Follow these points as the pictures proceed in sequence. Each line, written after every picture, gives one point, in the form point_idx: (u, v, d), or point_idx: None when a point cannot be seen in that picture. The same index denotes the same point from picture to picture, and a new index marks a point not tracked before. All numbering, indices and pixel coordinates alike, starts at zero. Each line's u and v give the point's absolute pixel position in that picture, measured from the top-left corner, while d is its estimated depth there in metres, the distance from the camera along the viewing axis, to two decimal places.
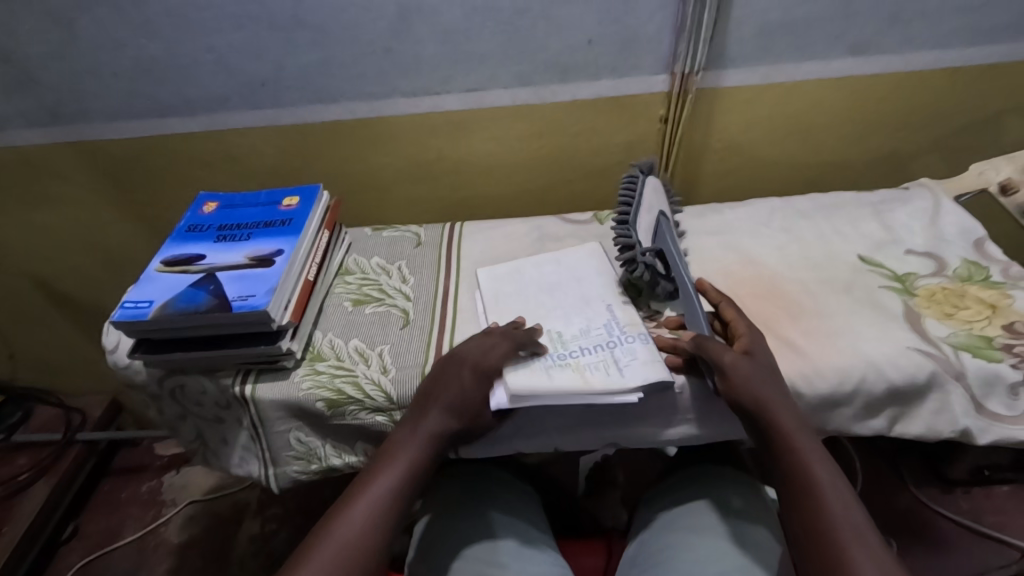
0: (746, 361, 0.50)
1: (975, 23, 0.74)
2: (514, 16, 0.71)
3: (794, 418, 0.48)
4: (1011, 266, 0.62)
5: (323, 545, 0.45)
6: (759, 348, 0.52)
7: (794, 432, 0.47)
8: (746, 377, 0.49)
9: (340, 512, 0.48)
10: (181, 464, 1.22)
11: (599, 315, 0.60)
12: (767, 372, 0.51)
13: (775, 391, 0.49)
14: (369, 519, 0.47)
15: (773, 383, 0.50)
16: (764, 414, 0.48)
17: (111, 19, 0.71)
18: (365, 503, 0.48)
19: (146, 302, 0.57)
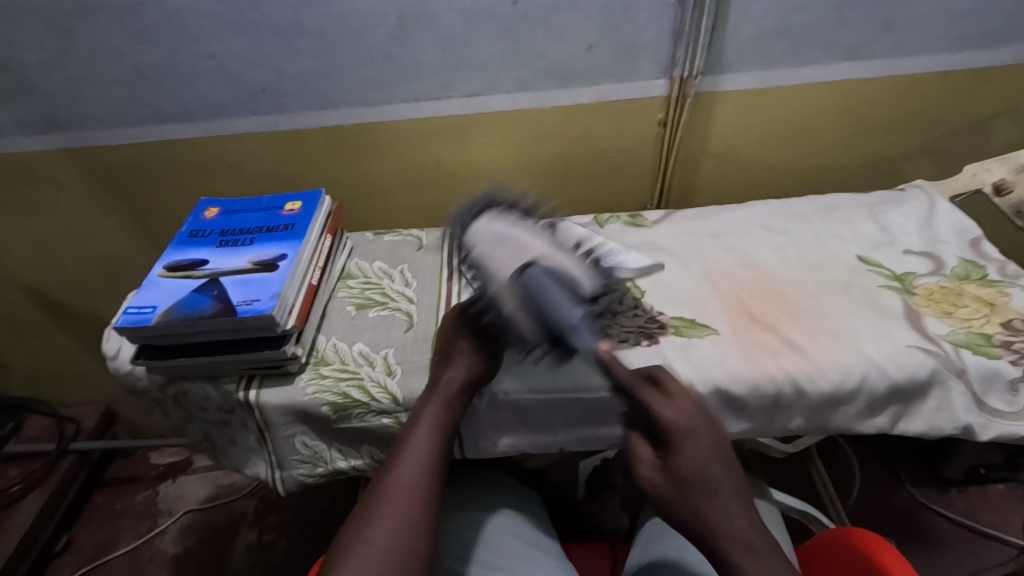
0: (659, 474, 0.45)
1: (966, 29, 0.75)
2: (514, 22, 0.72)
3: (738, 539, 0.41)
4: (1007, 264, 0.63)
5: (383, 511, 0.46)
6: (680, 455, 0.44)
7: (738, 554, 0.41)
8: (664, 494, 0.44)
9: (390, 475, 0.48)
10: (176, 474, 1.20)
11: None
12: (693, 487, 0.43)
13: (690, 503, 0.43)
14: (419, 475, 0.48)
15: (692, 496, 0.43)
16: (699, 537, 0.42)
17: (111, 25, 0.71)
18: (411, 461, 0.49)
19: (149, 308, 0.56)
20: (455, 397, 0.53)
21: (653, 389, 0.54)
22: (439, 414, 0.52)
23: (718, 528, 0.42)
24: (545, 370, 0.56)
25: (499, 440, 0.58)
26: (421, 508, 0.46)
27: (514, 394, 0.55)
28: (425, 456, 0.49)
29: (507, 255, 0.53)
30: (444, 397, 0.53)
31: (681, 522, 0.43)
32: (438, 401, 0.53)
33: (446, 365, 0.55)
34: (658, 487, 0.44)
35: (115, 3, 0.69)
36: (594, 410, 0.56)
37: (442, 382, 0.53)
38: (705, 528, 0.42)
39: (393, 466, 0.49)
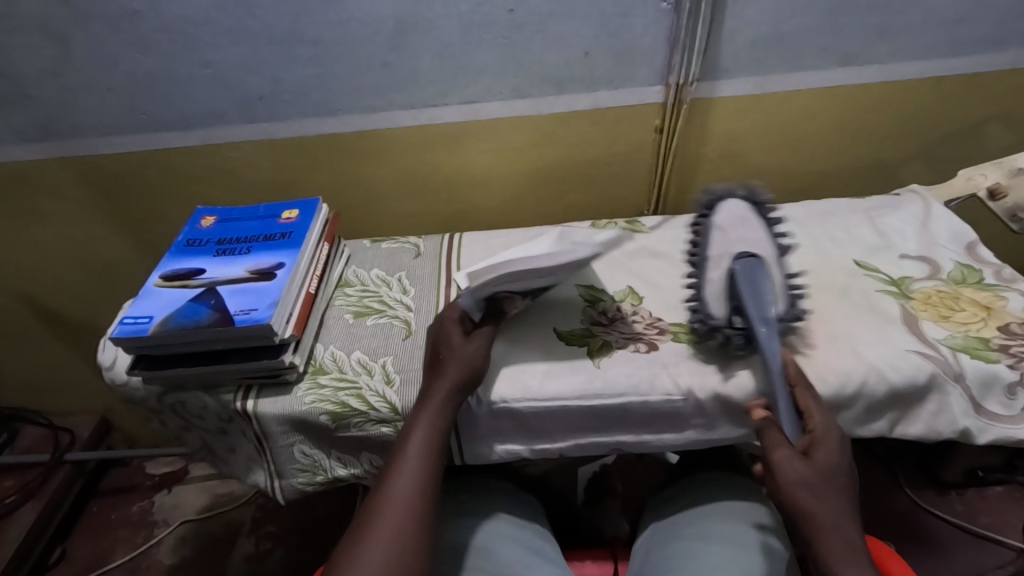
0: (799, 467, 0.46)
1: (959, 34, 0.76)
2: (511, 30, 0.72)
3: (846, 545, 0.44)
4: (1003, 268, 0.63)
5: (377, 533, 0.46)
6: (822, 451, 0.47)
7: (845, 556, 0.44)
8: (797, 484, 0.45)
9: (385, 493, 0.48)
10: (172, 483, 1.19)
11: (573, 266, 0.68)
12: (828, 487, 0.45)
13: (827, 498, 0.45)
14: (412, 493, 0.48)
15: (836, 497, 0.45)
16: (814, 529, 0.44)
17: (107, 34, 0.71)
18: (404, 478, 0.49)
19: (146, 318, 0.56)
20: (446, 411, 0.52)
21: (653, 395, 0.54)
22: (432, 430, 0.51)
23: (835, 526, 0.44)
24: (543, 377, 0.56)
25: (498, 446, 0.58)
26: (415, 528, 0.46)
27: (512, 401, 0.55)
28: (417, 474, 0.49)
29: (738, 237, 0.58)
30: (437, 411, 0.51)
31: (801, 512, 0.45)
32: (431, 416, 0.51)
33: (435, 378, 0.53)
34: (805, 485, 0.45)
35: (113, 11, 0.69)
36: (594, 416, 0.56)
37: (433, 397, 0.52)
38: (819, 518, 0.44)
39: (387, 484, 0.48)
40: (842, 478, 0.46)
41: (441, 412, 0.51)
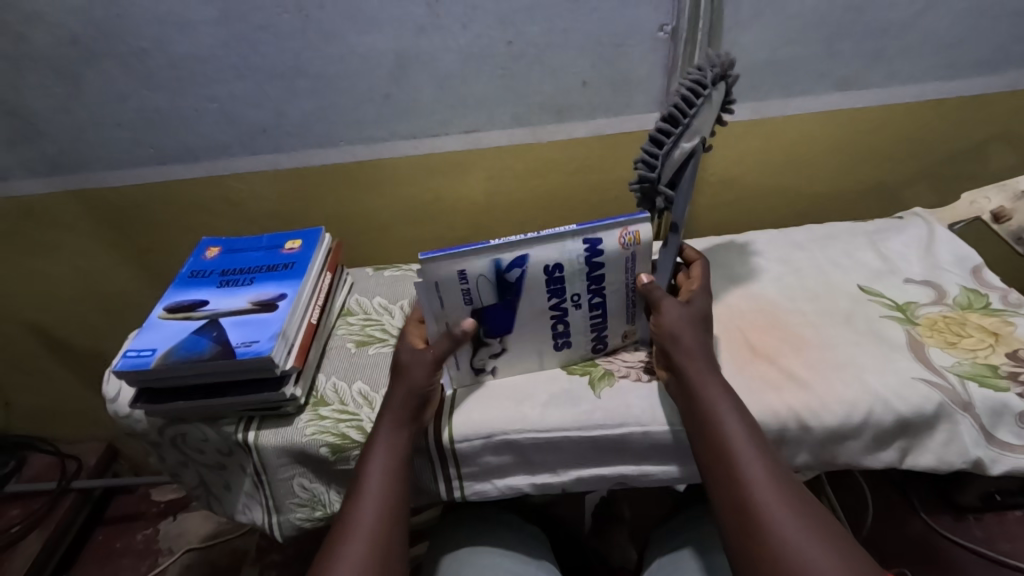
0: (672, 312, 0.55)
1: (956, 58, 0.76)
2: (510, 61, 0.73)
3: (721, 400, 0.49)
4: (1010, 293, 0.62)
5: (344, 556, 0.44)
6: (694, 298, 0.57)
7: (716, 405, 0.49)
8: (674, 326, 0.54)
9: (350, 520, 0.47)
10: (177, 511, 1.19)
11: None
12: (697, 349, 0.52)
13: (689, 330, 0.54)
14: (377, 518, 0.47)
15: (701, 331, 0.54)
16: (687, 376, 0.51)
17: (115, 71, 0.73)
18: (368, 505, 0.47)
19: (149, 351, 0.56)
20: (404, 430, 0.52)
21: (653, 426, 0.54)
22: (392, 453, 0.50)
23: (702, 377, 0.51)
24: (543, 408, 0.56)
25: (499, 479, 0.57)
26: (384, 553, 0.45)
27: (512, 434, 0.55)
28: (381, 498, 0.48)
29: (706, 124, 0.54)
30: (393, 430, 0.51)
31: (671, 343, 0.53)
32: (388, 437, 0.51)
33: (389, 399, 0.53)
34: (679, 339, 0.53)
35: (121, 50, 0.71)
36: (595, 448, 0.55)
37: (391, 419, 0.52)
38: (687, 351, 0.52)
39: (352, 512, 0.47)
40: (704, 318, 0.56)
41: (400, 431, 0.51)
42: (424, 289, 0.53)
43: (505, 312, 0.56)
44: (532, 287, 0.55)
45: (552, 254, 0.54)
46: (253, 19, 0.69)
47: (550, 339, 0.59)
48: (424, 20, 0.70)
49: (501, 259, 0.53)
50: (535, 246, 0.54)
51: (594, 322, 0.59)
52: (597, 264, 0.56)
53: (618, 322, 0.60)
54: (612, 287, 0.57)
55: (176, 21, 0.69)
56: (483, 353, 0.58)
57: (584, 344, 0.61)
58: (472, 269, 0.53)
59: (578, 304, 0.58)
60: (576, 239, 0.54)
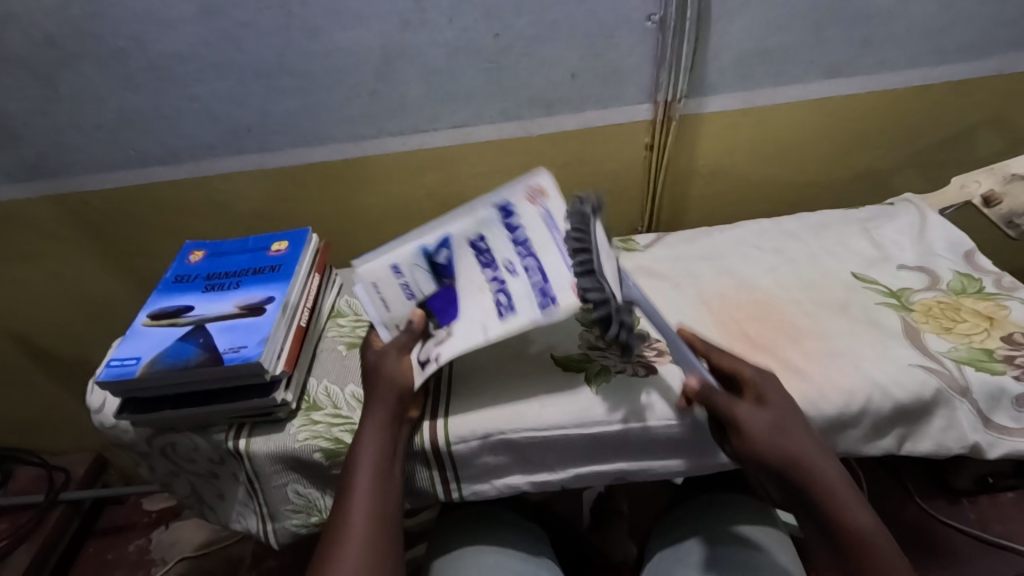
0: (763, 413, 0.47)
1: (944, 44, 0.76)
2: (497, 54, 0.72)
3: (825, 473, 0.45)
4: (1002, 276, 0.63)
5: (344, 557, 0.46)
6: (772, 394, 0.49)
7: (829, 494, 0.44)
8: (769, 434, 0.46)
9: (343, 522, 0.48)
10: (170, 519, 1.16)
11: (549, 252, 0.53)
12: (784, 424, 0.47)
13: (803, 436, 0.47)
14: (371, 515, 0.48)
15: (795, 428, 0.47)
16: (794, 468, 0.45)
17: (93, 72, 0.71)
18: (360, 500, 0.49)
19: (133, 360, 0.55)
20: (387, 425, 0.52)
21: (653, 419, 0.53)
22: (377, 448, 0.51)
23: (813, 456, 0.46)
24: (539, 406, 0.55)
25: (497, 480, 0.57)
26: (381, 549, 0.47)
27: (509, 432, 0.54)
28: (371, 495, 0.49)
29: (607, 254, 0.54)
30: (377, 428, 0.52)
31: (788, 458, 0.46)
32: (372, 434, 0.51)
33: (369, 397, 0.53)
34: (757, 420, 0.47)
35: (98, 50, 0.69)
36: (593, 444, 0.54)
37: (370, 419, 0.52)
38: (809, 465, 0.45)
39: (343, 513, 0.48)
40: (802, 421, 0.48)
41: (382, 425, 0.52)
42: (367, 291, 0.57)
43: (447, 297, 0.56)
44: (464, 264, 0.57)
45: (470, 227, 0.57)
46: (234, 16, 0.67)
47: (493, 312, 0.53)
48: (409, 14, 0.68)
49: (425, 244, 0.58)
50: (451, 223, 0.58)
51: (536, 283, 0.52)
52: (513, 224, 0.56)
53: (558, 272, 0.52)
54: (538, 245, 0.54)
55: (154, 19, 0.67)
56: (429, 344, 0.55)
57: (528, 308, 0.51)
58: (404, 262, 0.58)
59: (513, 271, 0.54)
60: (486, 207, 0.57)
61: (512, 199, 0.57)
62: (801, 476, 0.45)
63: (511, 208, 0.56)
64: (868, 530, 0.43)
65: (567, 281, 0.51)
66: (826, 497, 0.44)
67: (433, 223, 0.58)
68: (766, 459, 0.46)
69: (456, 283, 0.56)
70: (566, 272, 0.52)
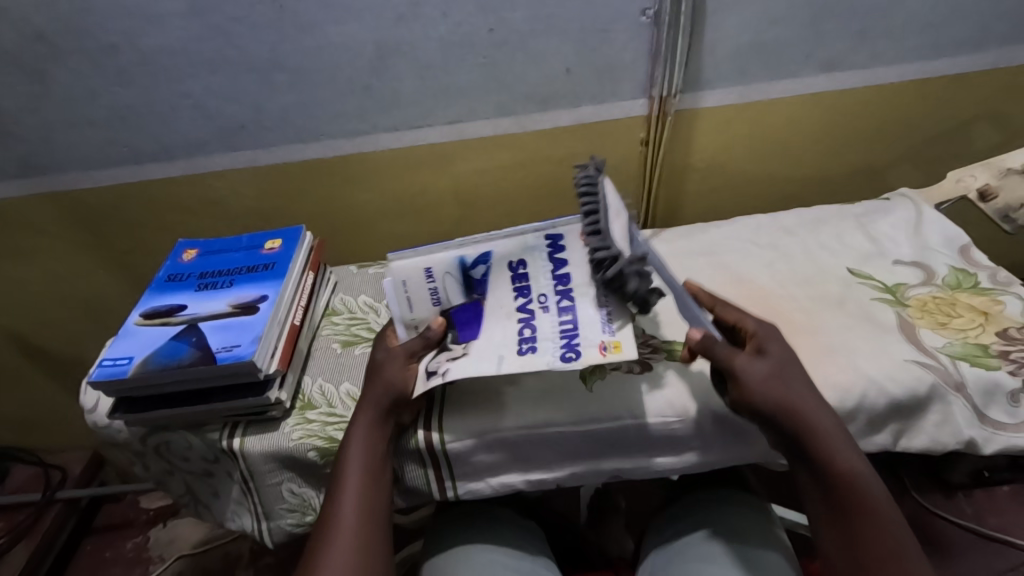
0: (763, 363, 0.49)
1: (941, 37, 0.76)
2: (491, 49, 0.72)
3: (817, 415, 0.47)
4: (998, 271, 0.63)
5: (330, 560, 0.46)
6: (773, 346, 0.51)
7: (819, 436, 0.47)
8: (765, 380, 0.48)
9: (331, 524, 0.48)
10: (167, 517, 1.16)
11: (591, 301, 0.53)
12: (782, 373, 0.49)
13: (802, 389, 0.48)
14: (359, 517, 0.48)
15: (793, 378, 0.49)
16: (788, 414, 0.47)
17: (84, 69, 0.70)
18: (348, 503, 0.49)
19: (126, 359, 0.54)
20: (379, 427, 0.52)
21: (648, 418, 0.53)
22: (368, 450, 0.51)
23: (806, 400, 0.48)
24: (534, 404, 0.55)
25: (492, 478, 0.56)
26: (367, 553, 0.47)
27: (503, 431, 0.54)
28: (360, 498, 0.49)
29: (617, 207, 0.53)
30: (369, 431, 0.52)
31: (785, 407, 0.47)
32: (364, 437, 0.51)
33: (363, 399, 0.53)
34: (758, 368, 0.49)
35: (88, 45, 0.68)
36: (589, 442, 0.54)
37: (362, 421, 0.52)
38: (803, 410, 0.47)
39: (333, 512, 0.49)
40: (802, 374, 0.50)
41: (375, 427, 0.52)
42: (395, 288, 0.54)
43: (471, 313, 0.55)
44: (498, 284, 0.55)
45: (515, 250, 0.55)
46: (226, 11, 0.67)
47: (513, 343, 0.52)
48: (402, 9, 0.68)
49: (465, 255, 0.55)
50: (496, 242, 0.55)
51: (565, 328, 0.52)
52: (562, 261, 0.55)
53: (593, 330, 0.51)
54: (579, 288, 0.54)
55: (146, 15, 0.66)
56: (442, 355, 0.53)
57: (550, 349, 0.51)
58: (438, 266, 0.55)
59: (544, 307, 0.54)
60: (537, 234, 0.55)
61: (566, 231, 0.55)
62: (795, 420, 0.47)
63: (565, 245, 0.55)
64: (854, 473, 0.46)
65: (598, 339, 0.51)
66: (816, 440, 0.47)
67: (481, 235, 0.55)
68: (762, 406, 0.47)
69: (484, 302, 0.55)
70: (601, 330, 0.51)
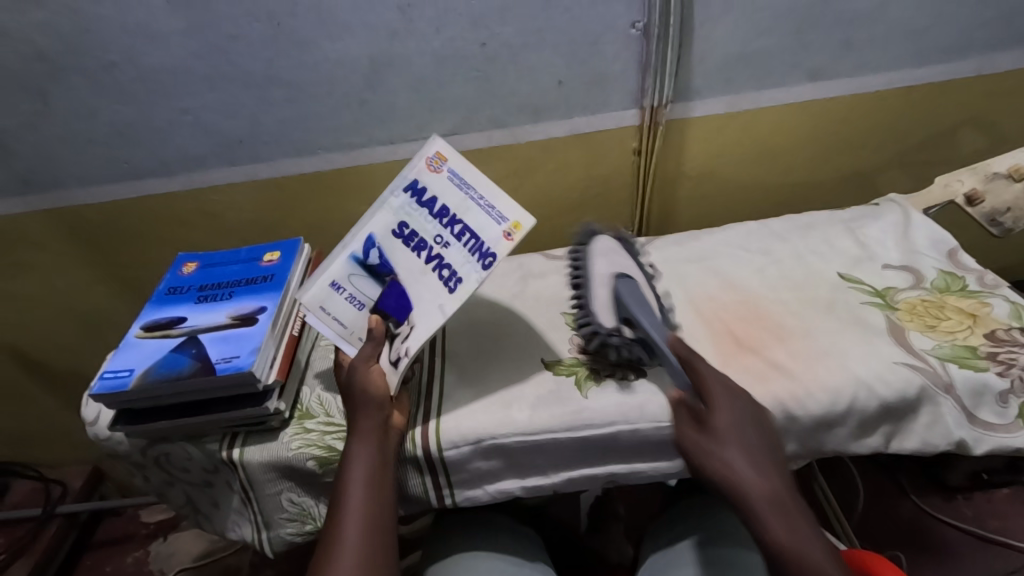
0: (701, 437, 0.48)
1: (924, 45, 0.77)
2: (484, 62, 0.73)
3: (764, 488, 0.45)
4: (985, 274, 0.64)
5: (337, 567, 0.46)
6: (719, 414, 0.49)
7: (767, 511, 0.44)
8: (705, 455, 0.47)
9: (336, 535, 0.48)
10: (168, 531, 1.15)
11: (480, 221, 0.56)
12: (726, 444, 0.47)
13: (746, 462, 0.46)
14: (364, 526, 0.49)
15: (741, 446, 0.47)
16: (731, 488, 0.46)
17: (84, 87, 0.71)
18: (353, 513, 0.49)
19: (127, 371, 0.55)
20: (373, 437, 0.52)
21: (643, 424, 0.54)
22: (366, 461, 0.51)
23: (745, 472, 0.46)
24: (531, 410, 0.55)
25: (490, 484, 0.57)
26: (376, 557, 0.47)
27: (499, 438, 0.54)
28: (364, 507, 0.49)
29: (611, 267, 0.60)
30: (365, 442, 0.52)
31: (724, 481, 0.46)
32: (360, 448, 0.52)
33: (353, 413, 0.53)
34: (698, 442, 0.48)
35: (89, 64, 0.70)
36: (585, 447, 0.55)
37: (356, 434, 0.52)
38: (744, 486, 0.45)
39: (337, 526, 0.49)
40: (753, 441, 0.47)
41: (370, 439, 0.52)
42: (317, 315, 0.57)
43: (395, 294, 0.57)
44: (397, 256, 0.58)
45: (389, 220, 0.59)
46: (223, 29, 0.68)
47: (442, 287, 0.54)
48: (397, 25, 0.69)
49: (355, 252, 0.59)
50: (370, 224, 0.59)
51: (472, 246, 0.55)
52: (427, 200, 0.58)
53: (490, 231, 0.54)
54: (459, 209, 0.57)
55: (145, 33, 0.68)
56: (396, 344, 0.55)
57: (472, 271, 0.53)
58: (337, 275, 0.59)
59: (445, 244, 0.56)
60: (395, 196, 0.59)
61: (416, 176, 0.59)
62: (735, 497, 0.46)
63: (421, 183, 0.59)
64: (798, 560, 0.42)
65: (500, 232, 0.54)
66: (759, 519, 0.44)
67: (355, 229, 0.60)
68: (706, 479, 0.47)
69: (398, 278, 0.57)
70: (497, 224, 0.54)
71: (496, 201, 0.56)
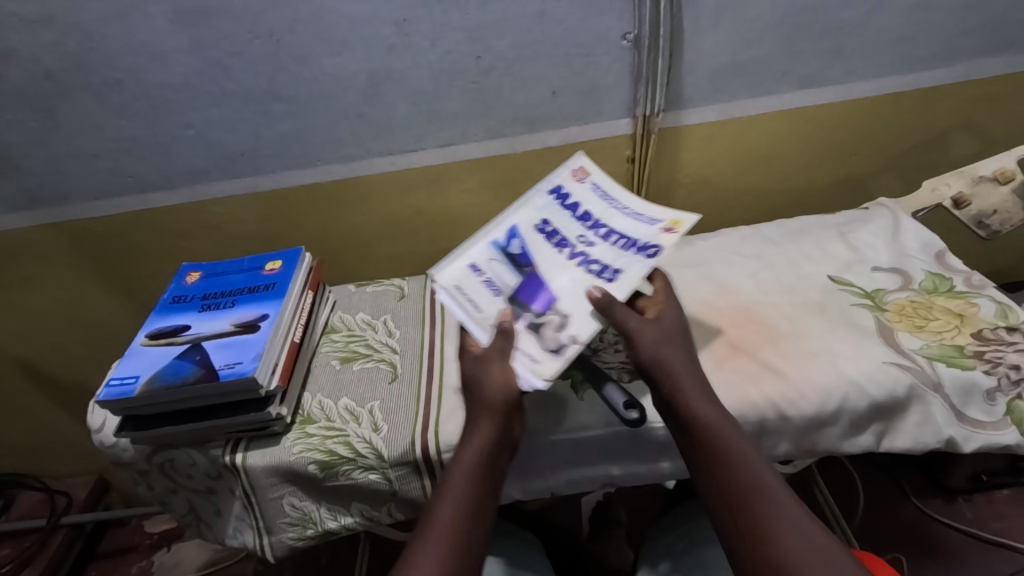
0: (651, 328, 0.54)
1: (910, 52, 0.79)
2: (479, 75, 0.75)
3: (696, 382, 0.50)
4: (972, 275, 0.65)
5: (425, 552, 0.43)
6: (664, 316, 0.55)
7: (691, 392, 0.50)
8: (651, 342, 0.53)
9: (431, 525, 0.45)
10: (172, 541, 1.16)
11: (626, 221, 0.61)
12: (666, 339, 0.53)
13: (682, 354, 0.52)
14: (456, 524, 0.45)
15: (676, 345, 0.53)
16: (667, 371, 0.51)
17: (90, 103, 0.73)
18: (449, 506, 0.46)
19: (132, 378, 0.57)
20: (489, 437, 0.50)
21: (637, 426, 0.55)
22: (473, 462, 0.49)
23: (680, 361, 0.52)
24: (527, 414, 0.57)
25: None
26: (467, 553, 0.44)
27: None
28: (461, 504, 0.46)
29: None
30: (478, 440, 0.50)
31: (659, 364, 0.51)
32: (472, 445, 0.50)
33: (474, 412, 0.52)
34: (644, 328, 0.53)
35: (95, 82, 0.72)
36: (581, 450, 0.56)
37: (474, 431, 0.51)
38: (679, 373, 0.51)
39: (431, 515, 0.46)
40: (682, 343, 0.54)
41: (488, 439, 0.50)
42: (452, 294, 0.58)
43: (534, 283, 0.58)
44: (537, 247, 0.61)
45: (532, 217, 0.64)
46: (226, 46, 0.70)
47: (596, 278, 0.57)
48: (394, 39, 0.71)
49: (496, 240, 0.62)
50: (513, 217, 0.64)
51: (623, 244, 0.59)
52: (570, 204, 0.64)
53: (644, 229, 0.59)
54: (602, 216, 0.63)
55: (149, 51, 0.70)
56: (550, 332, 0.55)
57: (634, 262, 0.56)
58: (478, 259, 0.61)
59: (590, 242, 0.60)
60: (541, 197, 0.65)
61: (562, 184, 0.66)
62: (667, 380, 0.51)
63: (567, 188, 0.66)
64: (717, 422, 0.48)
65: (657, 230, 0.59)
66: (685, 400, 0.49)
67: (498, 220, 0.64)
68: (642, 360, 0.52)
69: (538, 270, 0.59)
70: (650, 225, 0.60)
71: (643, 210, 0.62)
